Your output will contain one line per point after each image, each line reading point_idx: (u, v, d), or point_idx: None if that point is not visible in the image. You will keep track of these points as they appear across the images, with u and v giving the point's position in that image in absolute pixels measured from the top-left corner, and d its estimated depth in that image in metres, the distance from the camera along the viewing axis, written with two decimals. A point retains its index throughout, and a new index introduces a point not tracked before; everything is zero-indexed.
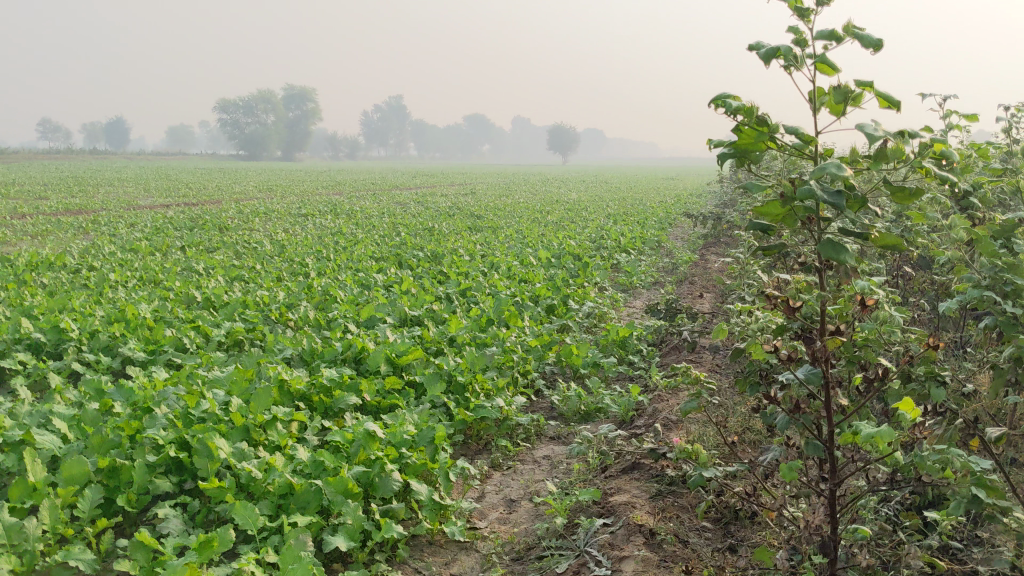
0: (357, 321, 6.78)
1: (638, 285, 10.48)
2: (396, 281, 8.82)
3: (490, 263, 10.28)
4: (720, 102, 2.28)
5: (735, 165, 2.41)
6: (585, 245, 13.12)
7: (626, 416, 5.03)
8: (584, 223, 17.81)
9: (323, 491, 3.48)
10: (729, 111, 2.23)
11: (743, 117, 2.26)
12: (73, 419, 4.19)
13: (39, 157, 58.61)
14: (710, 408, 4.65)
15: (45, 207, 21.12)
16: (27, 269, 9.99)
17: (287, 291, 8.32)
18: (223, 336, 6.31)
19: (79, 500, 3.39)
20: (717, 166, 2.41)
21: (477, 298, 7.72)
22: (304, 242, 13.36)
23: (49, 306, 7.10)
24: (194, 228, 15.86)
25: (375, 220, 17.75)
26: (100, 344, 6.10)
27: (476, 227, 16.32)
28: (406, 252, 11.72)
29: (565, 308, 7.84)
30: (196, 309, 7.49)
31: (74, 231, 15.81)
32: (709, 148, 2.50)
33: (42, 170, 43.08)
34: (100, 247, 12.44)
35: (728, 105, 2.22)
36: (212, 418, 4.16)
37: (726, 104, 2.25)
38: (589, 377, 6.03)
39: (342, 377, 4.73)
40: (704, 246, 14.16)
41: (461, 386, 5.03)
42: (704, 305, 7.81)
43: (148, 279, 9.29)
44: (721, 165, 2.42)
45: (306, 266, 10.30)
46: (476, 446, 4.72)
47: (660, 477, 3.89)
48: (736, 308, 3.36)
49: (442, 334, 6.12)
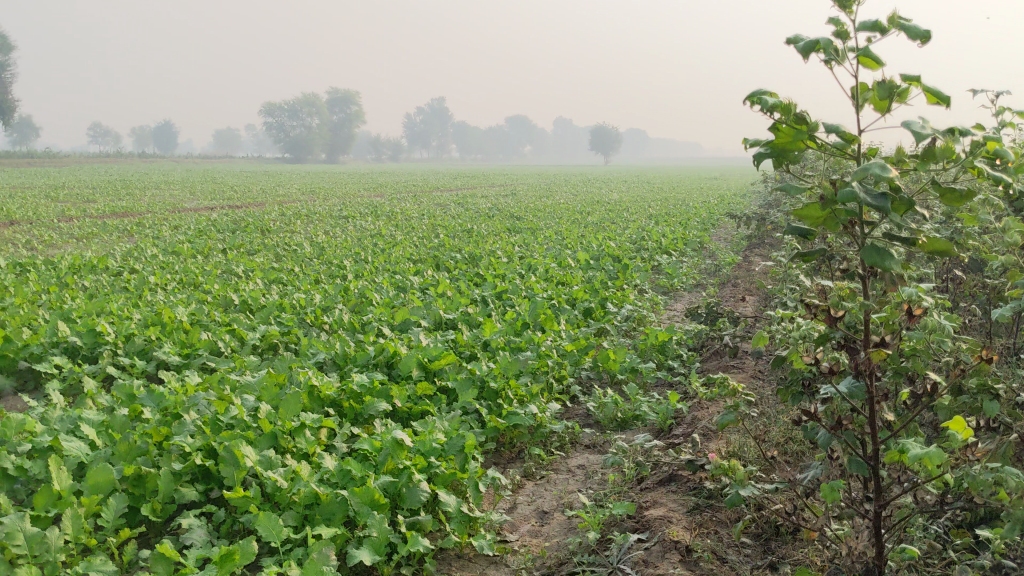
0: (392, 325, 6.73)
1: (679, 287, 10.32)
2: (432, 284, 8.76)
3: (528, 265, 10.18)
4: (755, 98, 2.14)
5: (772, 166, 2.28)
6: (626, 246, 12.97)
7: (664, 425, 4.89)
8: (625, 223, 17.64)
9: (349, 501, 3.41)
10: (765, 108, 2.09)
11: (781, 113, 2.13)
12: (102, 425, 4.16)
13: (89, 161, 59.65)
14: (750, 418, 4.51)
15: (91, 210, 21.43)
16: (70, 271, 10.08)
17: (323, 294, 8.29)
18: (257, 340, 6.27)
19: (103, 510, 3.35)
20: (752, 166, 2.27)
21: (513, 301, 7.62)
22: (344, 244, 13.36)
23: (87, 309, 7.12)
24: (236, 231, 15.98)
25: (415, 222, 17.75)
26: (135, 348, 6.09)
27: (515, 228, 16.23)
28: (444, 254, 11.67)
29: (603, 311, 7.71)
30: (232, 312, 7.48)
31: (119, 233, 16.00)
32: (744, 147, 2.36)
33: (91, 174, 43.84)
34: (143, 250, 12.55)
35: (764, 102, 2.08)
36: (239, 425, 4.10)
37: (762, 100, 2.11)
38: (626, 383, 5.91)
39: (373, 383, 4.66)
40: (747, 248, 13.93)
41: (494, 392, 4.94)
42: (746, 308, 7.64)
43: (187, 281, 9.32)
44: (756, 165, 2.28)
45: (344, 268, 10.28)
46: (509, 454, 4.62)
47: (697, 490, 3.75)
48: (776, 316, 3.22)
49: (476, 338, 6.04)
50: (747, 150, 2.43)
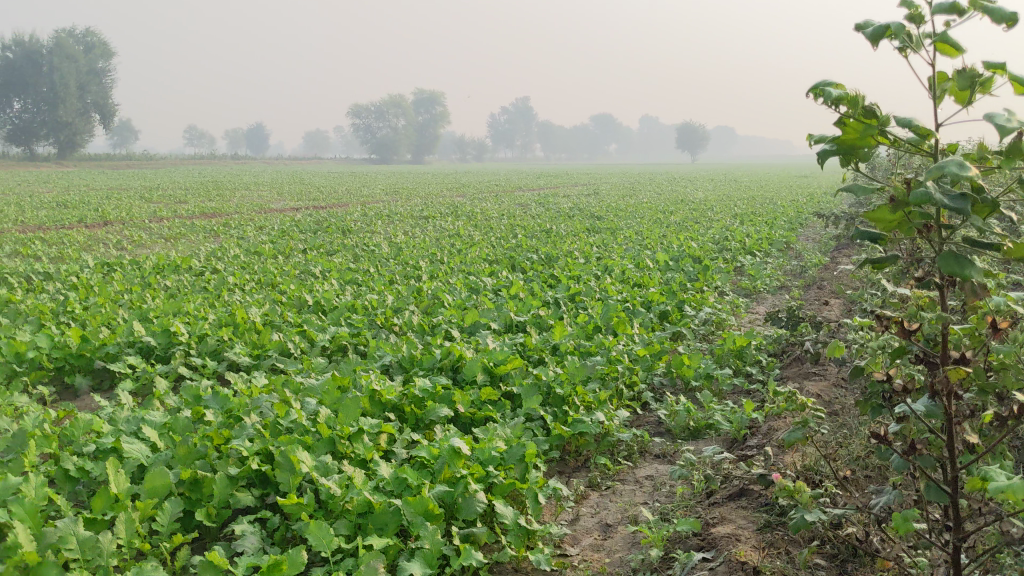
0: (462, 327, 6.65)
1: (762, 289, 10.00)
2: (506, 285, 8.67)
3: (605, 266, 10.01)
4: (818, 90, 1.96)
5: (839, 165, 2.11)
6: (708, 246, 12.67)
7: (738, 435, 4.69)
8: (708, 223, 17.25)
9: (403, 511, 3.31)
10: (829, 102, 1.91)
11: (847, 107, 1.96)
12: (164, 427, 4.17)
13: (184, 162, 61.48)
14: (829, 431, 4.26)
15: (182, 211, 22.00)
16: (154, 271, 10.31)
17: (396, 295, 8.26)
18: (327, 341, 6.25)
19: (158, 514, 3.35)
20: (816, 164, 2.09)
21: (586, 303, 7.47)
22: (422, 244, 13.37)
23: (165, 309, 7.23)
24: (318, 231, 16.17)
25: (495, 222, 17.71)
26: (208, 348, 6.14)
27: (595, 229, 16.04)
28: (521, 254, 11.57)
29: (680, 314, 7.50)
30: (306, 312, 7.51)
31: (205, 233, 16.35)
32: (808, 144, 2.18)
33: (186, 175, 45.12)
34: (226, 250, 12.76)
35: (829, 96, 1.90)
36: (298, 429, 4.06)
37: (827, 93, 1.93)
38: (701, 391, 5.70)
39: (435, 388, 4.57)
40: (835, 249, 13.47)
41: (560, 399, 4.81)
42: (830, 313, 7.34)
43: (266, 281, 9.43)
44: (821, 163, 2.10)
45: (420, 269, 10.26)
46: (575, 463, 4.49)
47: (769, 506, 3.55)
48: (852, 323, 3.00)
49: (546, 342, 5.92)
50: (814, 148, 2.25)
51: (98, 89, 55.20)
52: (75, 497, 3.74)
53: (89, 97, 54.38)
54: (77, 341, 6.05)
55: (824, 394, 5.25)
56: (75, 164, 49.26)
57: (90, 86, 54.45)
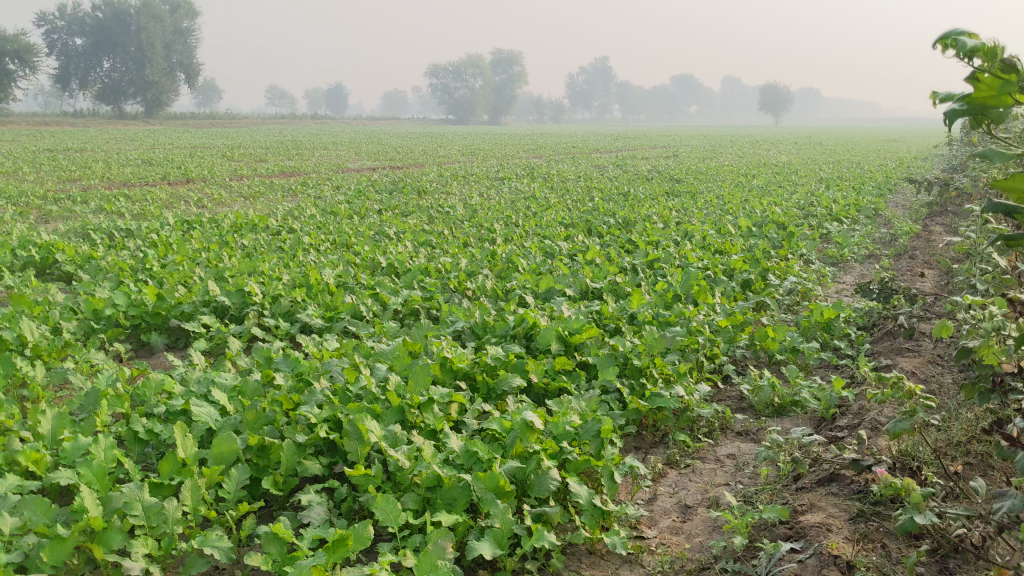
0: (536, 293, 6.50)
1: (849, 258, 9.60)
2: (582, 250, 8.47)
3: (685, 232, 9.71)
4: (945, 39, 1.71)
5: (966, 125, 1.87)
6: (792, 212, 12.24)
7: (826, 415, 4.44)
8: (792, 188, 16.72)
9: (473, 487, 3.18)
10: (961, 51, 1.65)
11: (982, 60, 1.71)
12: (234, 389, 4.12)
13: (264, 121, 62.28)
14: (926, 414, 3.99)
15: (262, 169, 22.21)
16: (232, 230, 10.37)
17: (470, 259, 8.13)
18: (399, 305, 6.15)
19: (225, 481, 3.28)
20: (942, 125, 1.85)
21: (666, 270, 7.23)
22: (497, 207, 13.21)
23: (240, 269, 7.22)
24: (394, 192, 16.14)
25: (571, 185, 17.43)
26: (281, 309, 6.10)
27: (674, 192, 15.66)
28: (598, 218, 11.33)
29: (763, 284, 7.20)
30: (379, 274, 7.43)
31: (283, 192, 16.46)
32: (931, 101, 1.94)
33: (266, 133, 45.67)
34: (303, 209, 12.80)
35: (961, 44, 1.63)
36: (368, 397, 3.95)
37: (958, 41, 1.67)
38: (786, 365, 5.45)
39: (508, 356, 4.42)
40: (927, 216, 12.89)
41: (638, 371, 4.62)
42: (923, 285, 6.98)
43: (341, 241, 9.39)
44: (948, 122, 1.86)
45: (495, 232, 10.10)
46: (652, 439, 4.31)
47: (862, 494, 3.32)
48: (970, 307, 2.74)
49: (623, 311, 5.73)
50: (938, 104, 2.01)
51: (183, 48, 56.14)
52: (144, 460, 3.71)
53: (174, 56, 55.36)
54: (153, 299, 6.06)
55: (919, 372, 4.96)
56: (161, 123, 50.26)
57: (175, 45, 55.36)
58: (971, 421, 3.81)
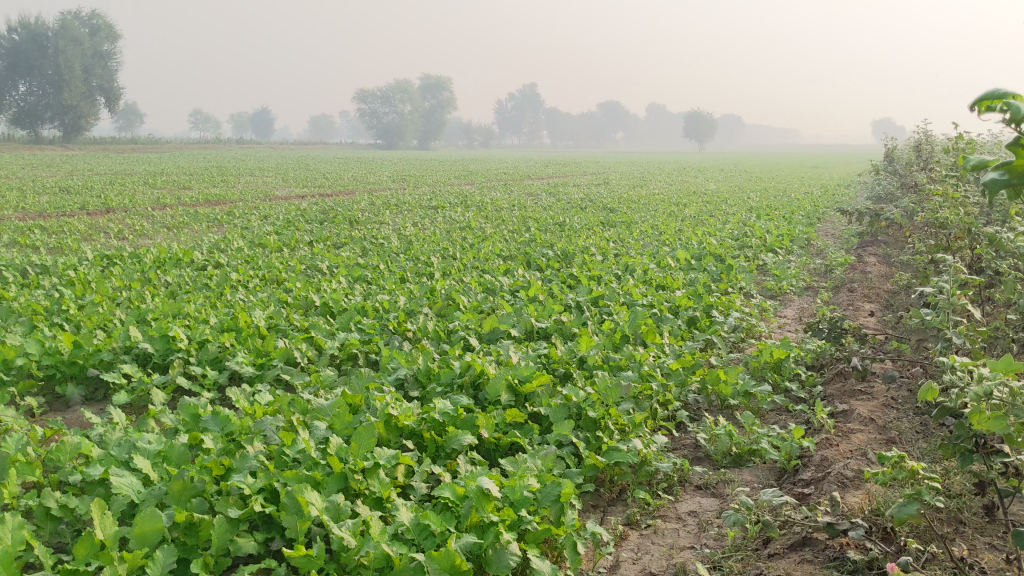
0: (480, 334, 6.26)
1: (788, 290, 9.59)
2: (523, 286, 8.27)
3: (625, 265, 9.58)
4: (998, 98, 1.49)
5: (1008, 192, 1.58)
6: (727, 243, 12.25)
7: (788, 466, 4.29)
8: (724, 217, 16.83)
9: (426, 567, 2.90)
10: (1013, 117, 1.43)
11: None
12: (158, 453, 3.78)
13: (188, 146, 61.14)
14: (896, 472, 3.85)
15: (187, 198, 21.61)
16: (154, 265, 9.91)
17: (408, 296, 7.86)
18: (336, 349, 5.84)
19: (148, 565, 2.95)
20: (978, 188, 1.52)
21: (611, 308, 7.05)
22: (432, 238, 12.93)
23: (164, 310, 6.81)
24: (325, 221, 15.78)
25: (505, 214, 17.25)
26: (208, 356, 5.72)
27: (609, 222, 15.59)
28: (536, 250, 11.17)
29: (709, 321, 7.08)
30: (313, 315, 7.10)
31: (209, 222, 15.97)
32: (960, 167, 1.72)
33: (189, 160, 44.75)
34: (230, 241, 12.38)
35: (1015, 106, 1.43)
36: (306, 462, 3.64)
37: (1010, 104, 1.44)
38: (739, 409, 5.28)
39: (456, 411, 4.16)
40: (858, 245, 13.05)
41: (593, 422, 4.41)
42: (868, 324, 6.93)
43: (270, 277, 9.03)
44: (983, 185, 1.53)
45: (432, 265, 9.84)
46: (610, 495, 4.09)
47: (839, 562, 3.15)
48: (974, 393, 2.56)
49: (572, 354, 5.53)
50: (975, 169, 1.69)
51: (103, 72, 54.74)
52: (57, 539, 3.36)
53: (93, 80, 53.95)
54: (69, 347, 5.64)
55: (877, 417, 4.84)
56: (81, 147, 48.82)
57: (94, 69, 53.91)
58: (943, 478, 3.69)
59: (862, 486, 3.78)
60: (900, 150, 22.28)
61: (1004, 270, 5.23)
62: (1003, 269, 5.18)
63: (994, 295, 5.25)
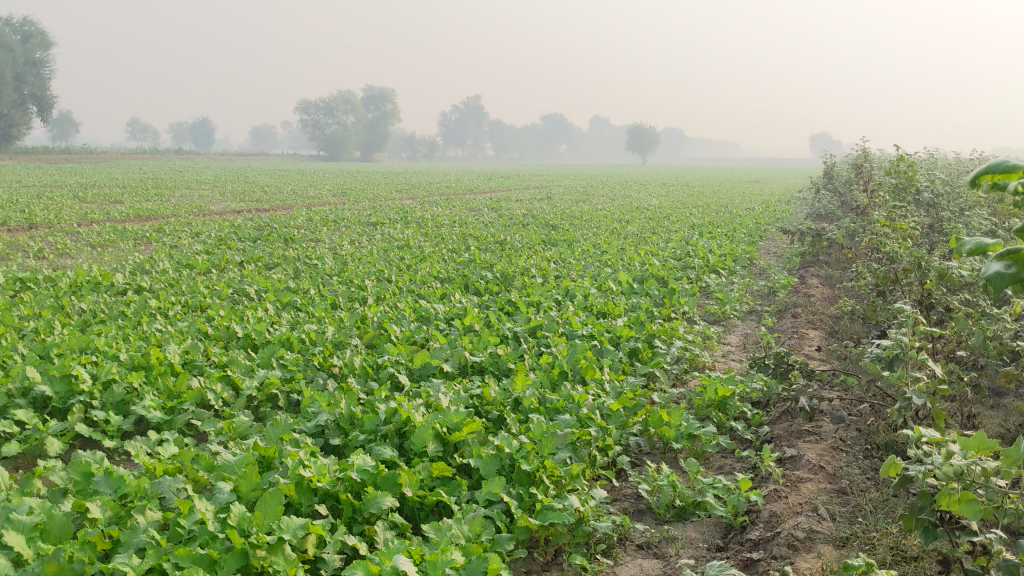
0: (410, 370, 5.90)
1: (731, 315, 9.38)
2: (459, 314, 7.92)
3: (565, 289, 9.28)
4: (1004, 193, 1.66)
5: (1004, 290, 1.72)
6: (670, 263, 12.05)
7: (734, 522, 4.02)
8: (667, 235, 16.64)
9: None
10: None
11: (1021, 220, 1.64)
12: (35, 526, 3.36)
13: (123, 155, 59.78)
14: (854, 538, 3.63)
15: (116, 213, 20.83)
16: (70, 290, 9.36)
17: (338, 326, 7.46)
18: (254, 389, 5.42)
19: None
20: (981, 279, 1.66)
21: (550, 339, 6.74)
22: (369, 258, 12.51)
23: (70, 344, 6.32)
24: (258, 239, 15.26)
25: (446, 231, 16.90)
26: (112, 399, 5.26)
27: (551, 240, 15.31)
28: (475, 272, 10.83)
29: (651, 352, 6.80)
30: (233, 347, 6.66)
31: (137, 240, 15.33)
32: (963, 250, 1.89)
33: (124, 170, 43.60)
34: (155, 261, 11.84)
35: None
36: (203, 536, 3.24)
37: None
38: (682, 453, 5.00)
39: (377, 468, 3.81)
40: (801, 265, 12.97)
41: (528, 476, 4.09)
42: (813, 357, 6.72)
43: (192, 304, 8.57)
44: (986, 276, 1.66)
45: (365, 290, 9.44)
46: (545, 559, 3.77)
47: None
48: (947, 473, 2.31)
49: (507, 394, 5.21)
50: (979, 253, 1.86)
51: (35, 80, 53.31)
52: None
53: (25, 88, 52.37)
54: None
55: (826, 463, 4.59)
56: (11, 157, 47.21)
57: (26, 76, 52.35)
58: (899, 544, 3.47)
59: (814, 550, 3.53)
60: (838, 167, 22.41)
61: (954, 306, 5.05)
62: (954, 305, 5.00)
63: (944, 332, 5.07)
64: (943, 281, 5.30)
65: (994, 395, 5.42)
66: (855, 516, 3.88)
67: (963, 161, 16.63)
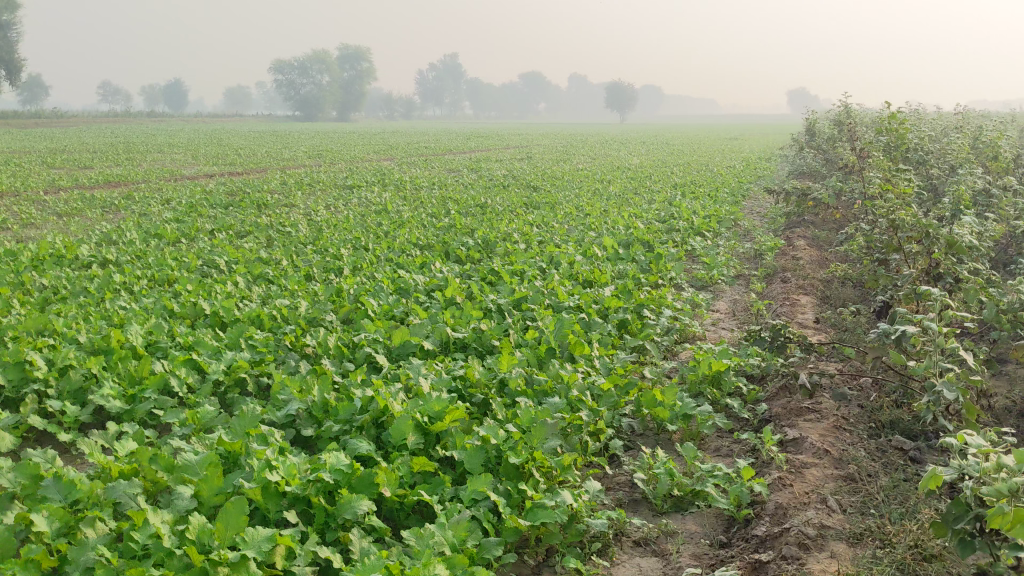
0: (388, 349, 5.57)
1: (719, 280, 9.10)
2: (438, 285, 7.58)
3: (548, 255, 8.96)
4: None
5: None
6: (655, 226, 11.72)
7: (738, 516, 3.75)
8: (649, 195, 16.29)
9: None
10: None
11: None
12: None
13: (94, 119, 58.57)
14: (868, 532, 3.37)
15: (84, 179, 20.23)
16: (32, 264, 8.93)
17: (312, 299, 7.11)
18: (221, 374, 5.09)
19: None
20: None
21: (535, 313, 6.43)
22: (344, 224, 12.10)
23: (26, 326, 5.94)
24: (230, 205, 14.80)
25: (425, 194, 16.49)
26: (70, 386, 4.92)
27: (532, 202, 14.93)
28: (455, 238, 10.47)
29: (640, 324, 6.50)
30: (201, 326, 6.30)
31: (105, 209, 14.80)
32: None
33: (95, 133, 42.68)
34: (122, 231, 11.39)
35: None
36: (158, 552, 2.93)
37: None
38: (677, 436, 4.72)
39: (352, 467, 3.49)
40: (787, 225, 12.69)
41: (516, 469, 3.79)
42: (808, 327, 6.44)
43: (159, 279, 8.17)
44: None
45: (340, 259, 9.07)
46: (535, 561, 3.49)
47: None
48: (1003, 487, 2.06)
49: (491, 374, 4.90)
50: None
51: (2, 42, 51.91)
52: None
53: None
54: None
55: (831, 446, 4.32)
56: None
57: None
58: (919, 540, 3.21)
59: (826, 549, 3.28)
60: (820, 123, 22.06)
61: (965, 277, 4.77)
62: (964, 276, 4.72)
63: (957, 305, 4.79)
64: (952, 250, 5.06)
65: (1000, 365, 5.17)
66: (865, 506, 3.63)
67: (948, 116, 16.33)
